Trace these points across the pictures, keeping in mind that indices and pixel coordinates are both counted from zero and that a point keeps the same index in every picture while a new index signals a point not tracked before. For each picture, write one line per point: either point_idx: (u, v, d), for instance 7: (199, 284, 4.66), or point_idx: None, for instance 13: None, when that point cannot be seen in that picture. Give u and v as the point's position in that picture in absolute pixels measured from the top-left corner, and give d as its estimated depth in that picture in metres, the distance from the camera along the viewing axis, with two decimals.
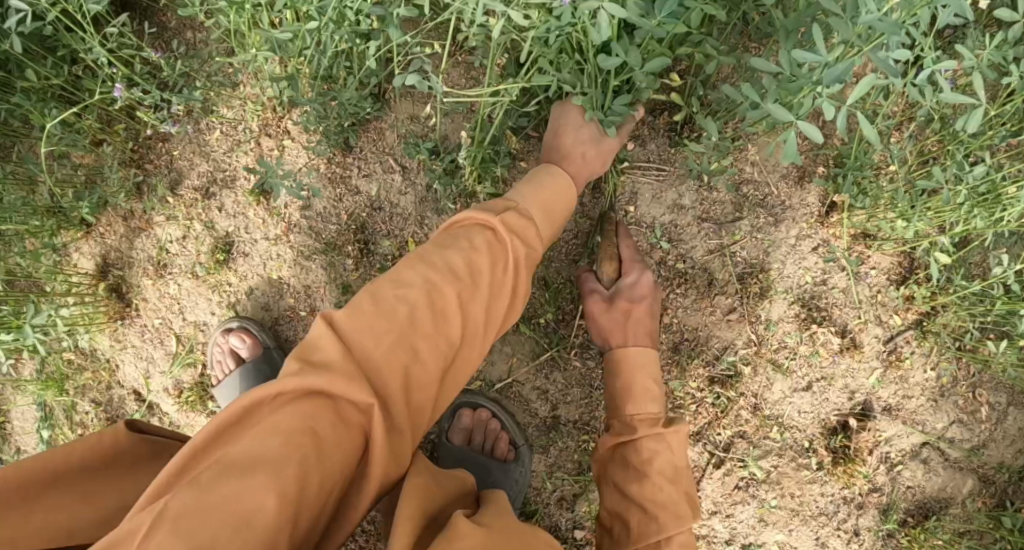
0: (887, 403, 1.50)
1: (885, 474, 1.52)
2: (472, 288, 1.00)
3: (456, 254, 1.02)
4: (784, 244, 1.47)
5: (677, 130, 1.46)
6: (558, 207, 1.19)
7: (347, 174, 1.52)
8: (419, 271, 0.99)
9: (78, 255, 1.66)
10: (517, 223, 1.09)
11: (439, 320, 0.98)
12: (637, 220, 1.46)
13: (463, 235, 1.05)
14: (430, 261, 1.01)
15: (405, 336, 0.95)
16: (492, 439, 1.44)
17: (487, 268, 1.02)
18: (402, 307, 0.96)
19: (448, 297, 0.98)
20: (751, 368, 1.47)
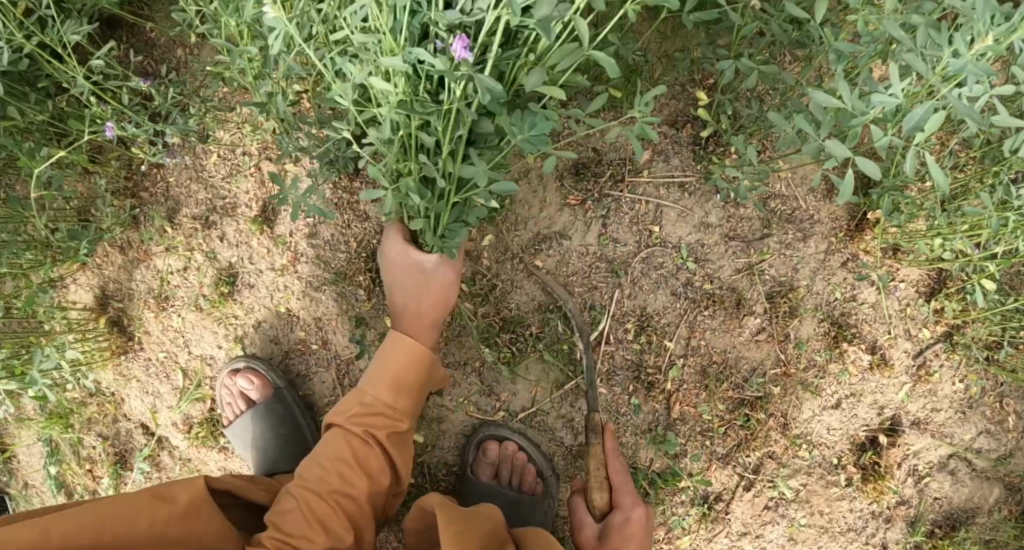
0: (916, 417, 1.48)
1: (912, 487, 1.50)
2: (351, 479, 1.14)
3: (316, 467, 1.15)
4: (812, 260, 1.42)
5: (701, 144, 1.40)
6: (410, 375, 1.22)
7: (356, 199, 1.44)
8: (293, 493, 1.13)
9: (75, 287, 1.62)
10: (368, 416, 1.20)
11: (316, 522, 1.10)
12: (662, 240, 1.39)
13: (319, 454, 1.17)
14: (303, 478, 1.14)
15: (305, 534, 1.08)
16: (519, 472, 1.39)
17: (356, 466, 1.16)
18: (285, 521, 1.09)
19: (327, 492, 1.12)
20: (780, 388, 1.44)
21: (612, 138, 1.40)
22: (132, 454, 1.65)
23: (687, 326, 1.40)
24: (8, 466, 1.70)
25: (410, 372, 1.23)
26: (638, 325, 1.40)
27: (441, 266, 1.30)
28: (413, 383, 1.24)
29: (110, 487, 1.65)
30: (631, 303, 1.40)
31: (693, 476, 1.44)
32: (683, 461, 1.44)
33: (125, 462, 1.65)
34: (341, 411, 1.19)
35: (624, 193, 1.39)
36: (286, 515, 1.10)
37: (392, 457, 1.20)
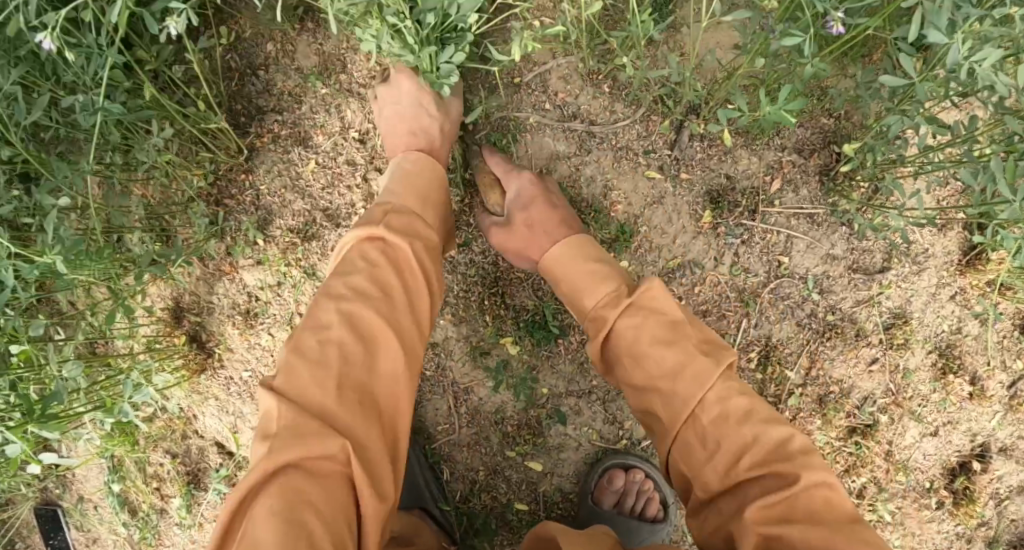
0: (1003, 444, 1.54)
1: (993, 509, 1.56)
2: (384, 299, 0.97)
3: (355, 274, 0.98)
4: (925, 293, 1.45)
5: (830, 174, 1.39)
6: (428, 189, 1.17)
7: (478, 217, 1.37)
8: (330, 306, 0.95)
9: (145, 298, 1.47)
10: (402, 222, 1.06)
11: (369, 363, 0.93)
12: (790, 271, 1.39)
13: (357, 256, 1.00)
14: (332, 289, 0.97)
15: (308, 399, 0.88)
16: (643, 501, 1.38)
17: (396, 281, 0.99)
18: (329, 352, 0.91)
19: (356, 333, 0.94)
20: (888, 417, 1.46)
21: (743, 164, 1.39)
22: (206, 474, 1.53)
23: (808, 356, 1.41)
24: (62, 478, 1.58)
25: (426, 189, 1.17)
26: (762, 354, 1.40)
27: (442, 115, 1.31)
28: (433, 204, 1.14)
29: (181, 508, 1.53)
30: (758, 332, 1.39)
31: None
32: None
33: (198, 481, 1.53)
34: (377, 218, 1.03)
35: (756, 223, 1.38)
36: (313, 350, 0.91)
37: (424, 275, 1.04)
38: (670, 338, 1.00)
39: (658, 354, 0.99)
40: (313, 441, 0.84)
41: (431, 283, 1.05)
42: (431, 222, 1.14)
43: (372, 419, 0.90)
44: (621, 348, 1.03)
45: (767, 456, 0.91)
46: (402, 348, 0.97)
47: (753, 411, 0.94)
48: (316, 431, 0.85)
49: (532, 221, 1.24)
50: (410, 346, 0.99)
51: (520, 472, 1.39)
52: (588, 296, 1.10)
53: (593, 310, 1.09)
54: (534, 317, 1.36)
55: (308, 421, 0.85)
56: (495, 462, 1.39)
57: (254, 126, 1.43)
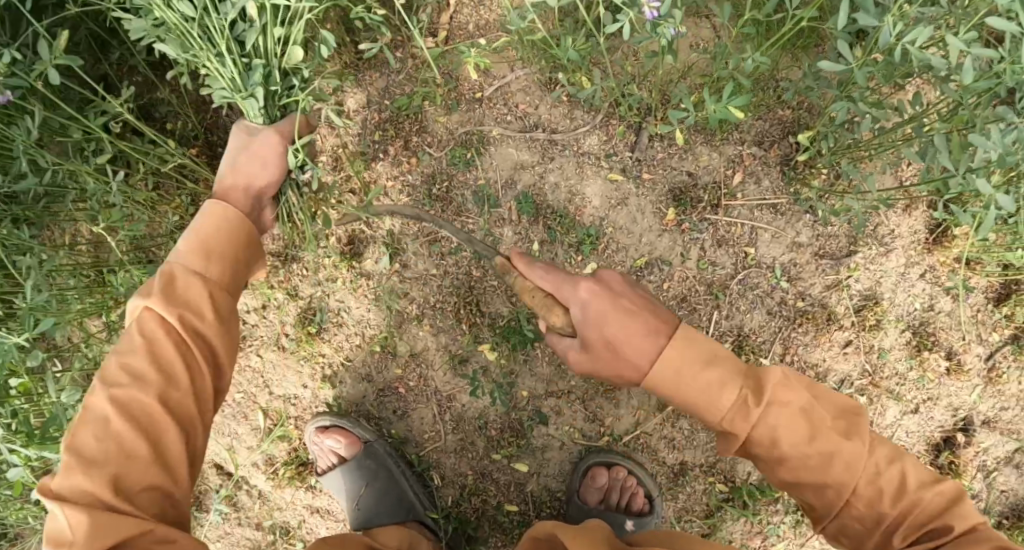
0: (986, 416, 1.56)
1: (981, 481, 1.58)
2: (162, 381, 0.97)
3: (138, 353, 0.98)
4: (894, 274, 1.47)
5: (791, 164, 1.43)
6: (231, 240, 1.09)
7: (450, 230, 1.41)
8: (104, 395, 0.96)
9: None
10: (187, 286, 1.03)
11: (150, 432, 0.96)
12: (757, 261, 1.42)
13: (132, 332, 1.00)
14: (109, 375, 0.97)
15: (94, 494, 0.90)
16: (628, 496, 1.41)
17: (177, 347, 0.99)
18: (109, 442, 0.94)
19: (139, 420, 0.95)
20: (866, 398, 1.49)
21: (705, 160, 1.42)
22: (205, 498, 1.53)
23: (782, 342, 1.44)
24: None
25: (235, 241, 1.10)
26: (735, 344, 1.43)
27: (269, 133, 1.20)
28: (229, 255, 1.08)
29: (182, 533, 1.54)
30: (729, 323, 1.42)
31: None
32: None
33: (198, 506, 1.54)
34: (152, 293, 1.00)
35: (721, 217, 1.41)
36: (100, 443, 0.94)
37: (206, 340, 1.02)
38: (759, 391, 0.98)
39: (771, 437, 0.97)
40: (109, 531, 0.88)
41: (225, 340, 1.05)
42: (229, 268, 1.08)
43: (162, 472, 0.95)
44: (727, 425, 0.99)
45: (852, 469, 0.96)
46: (190, 406, 1.00)
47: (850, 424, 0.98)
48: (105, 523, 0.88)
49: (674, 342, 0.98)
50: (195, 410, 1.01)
51: (507, 474, 1.44)
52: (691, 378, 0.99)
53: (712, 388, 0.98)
54: (510, 323, 1.40)
55: (99, 515, 0.88)
56: (483, 466, 1.43)
57: None
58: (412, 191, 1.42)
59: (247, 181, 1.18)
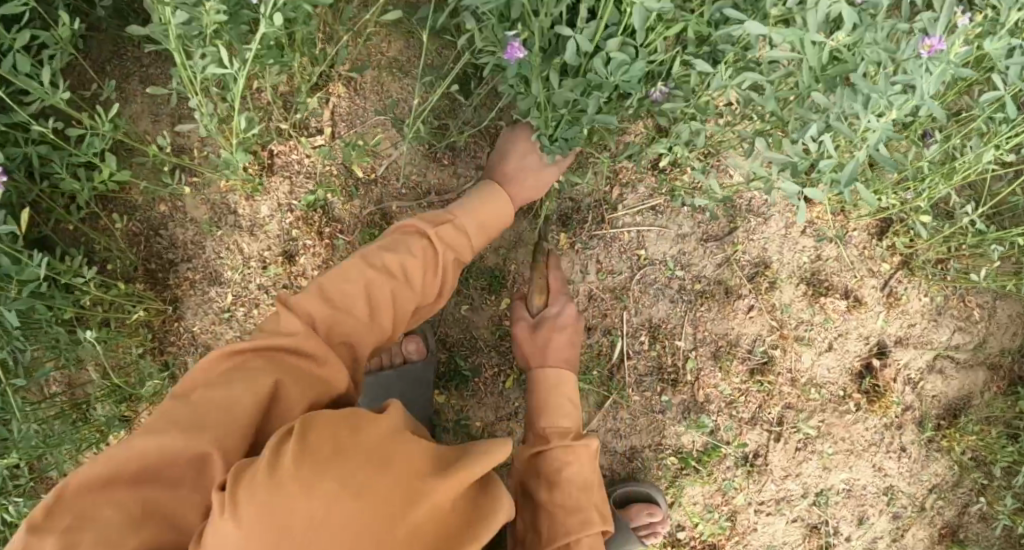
0: (897, 336, 1.72)
1: (911, 393, 1.74)
2: (405, 277, 1.20)
3: (394, 256, 1.21)
4: (777, 237, 1.63)
5: (660, 167, 1.60)
6: (491, 223, 1.34)
7: None
8: (365, 269, 1.18)
9: None
10: (451, 232, 1.27)
11: (372, 316, 1.16)
12: (651, 259, 1.60)
13: (403, 241, 1.23)
14: (374, 260, 1.19)
15: (338, 320, 1.14)
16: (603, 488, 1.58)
17: (421, 267, 1.21)
18: (347, 301, 1.15)
19: (382, 293, 1.17)
20: (780, 350, 1.66)
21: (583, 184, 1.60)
22: None
23: (692, 322, 1.62)
24: None
25: (490, 215, 1.34)
26: (650, 335, 1.61)
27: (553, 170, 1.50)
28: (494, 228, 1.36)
29: None
30: (640, 318, 1.61)
31: (732, 444, 1.67)
32: (718, 433, 1.66)
33: None
34: (433, 230, 1.24)
35: (609, 229, 1.59)
36: (360, 280, 1.17)
37: (442, 282, 1.26)
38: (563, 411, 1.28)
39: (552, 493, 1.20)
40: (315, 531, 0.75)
41: (445, 288, 1.26)
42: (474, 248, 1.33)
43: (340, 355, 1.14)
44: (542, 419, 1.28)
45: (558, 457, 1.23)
46: (367, 314, 1.16)
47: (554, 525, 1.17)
48: (306, 350, 1.07)
49: (553, 338, 1.37)
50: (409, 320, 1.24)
51: None
52: (546, 361, 1.33)
53: (549, 385, 1.30)
54: (447, 367, 1.59)
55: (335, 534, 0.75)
56: None
57: (172, 280, 1.69)
58: None
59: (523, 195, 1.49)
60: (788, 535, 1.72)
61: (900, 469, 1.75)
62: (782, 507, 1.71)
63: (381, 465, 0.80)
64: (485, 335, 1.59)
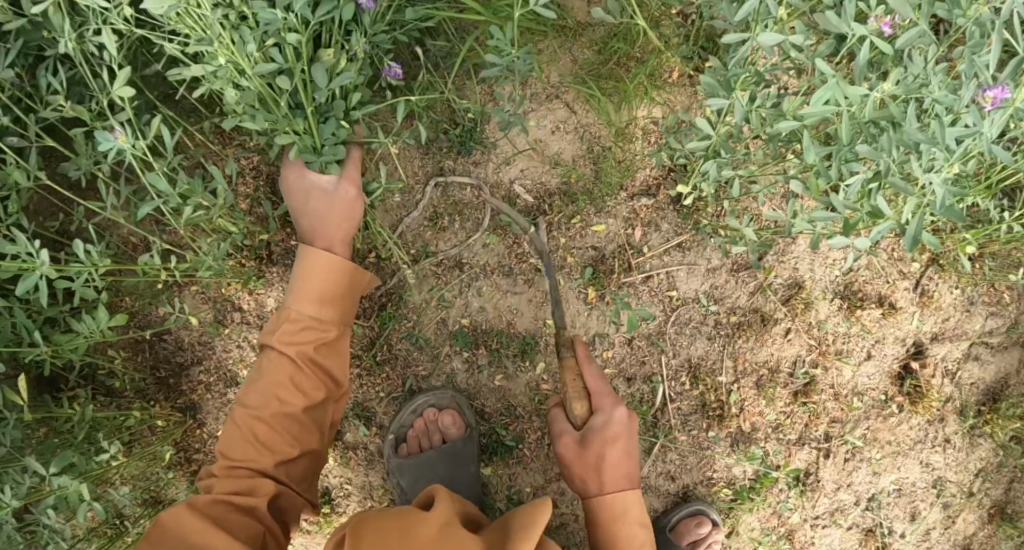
0: (932, 333, 1.69)
1: (950, 385, 1.72)
2: (284, 391, 1.24)
3: (262, 375, 1.25)
4: (806, 255, 1.58)
5: (680, 201, 1.52)
6: (338, 287, 1.31)
7: (406, 381, 1.52)
8: (263, 376, 1.25)
9: None
10: (297, 331, 1.28)
11: (284, 401, 1.24)
12: (683, 298, 1.54)
13: (262, 363, 1.27)
14: (267, 362, 1.26)
15: (252, 459, 1.22)
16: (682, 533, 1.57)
17: (285, 382, 1.25)
18: (262, 403, 1.24)
19: (265, 416, 1.23)
20: (821, 368, 1.63)
21: (605, 231, 1.51)
22: None
23: (730, 355, 1.57)
24: None
25: (331, 286, 1.31)
26: (691, 375, 1.57)
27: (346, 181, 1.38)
28: (339, 295, 1.32)
29: None
30: (678, 359, 1.56)
31: (783, 467, 1.64)
32: (768, 459, 1.63)
33: None
34: (278, 334, 1.27)
35: (637, 276, 1.52)
36: (255, 406, 1.23)
37: (326, 367, 1.30)
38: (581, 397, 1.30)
39: None
40: None
41: (324, 376, 1.29)
42: (337, 318, 1.32)
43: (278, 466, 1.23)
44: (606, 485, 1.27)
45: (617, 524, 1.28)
46: (284, 415, 1.24)
47: None
48: (236, 489, 1.19)
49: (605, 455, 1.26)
50: (313, 419, 1.28)
51: None
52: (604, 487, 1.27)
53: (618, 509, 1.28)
54: (489, 438, 1.53)
55: None
56: None
57: (185, 385, 1.67)
58: (356, 363, 1.51)
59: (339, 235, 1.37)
60: (846, 542, 1.71)
61: (947, 461, 1.73)
62: (838, 517, 1.70)
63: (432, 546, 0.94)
64: (523, 401, 1.52)
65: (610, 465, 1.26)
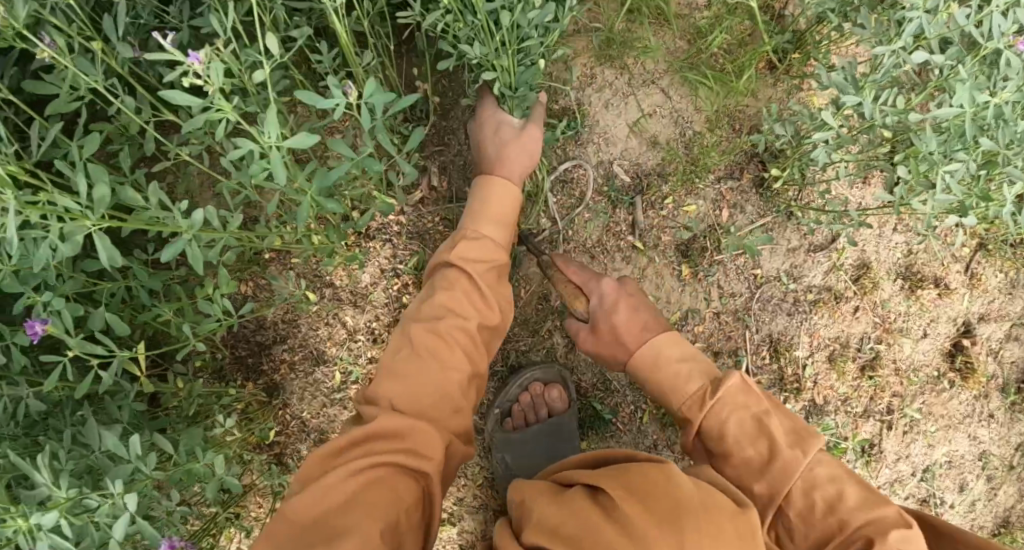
0: (980, 314, 1.80)
1: (995, 363, 1.83)
2: (460, 308, 1.21)
3: (439, 294, 1.21)
4: (873, 237, 1.70)
5: (764, 184, 1.61)
6: (507, 211, 1.32)
7: (506, 356, 1.57)
8: (439, 291, 1.22)
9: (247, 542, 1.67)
10: (471, 249, 1.26)
11: (459, 312, 1.20)
12: (765, 276, 1.64)
13: (438, 281, 1.24)
14: (444, 271, 1.25)
15: (428, 378, 1.13)
16: None
17: (459, 300, 1.21)
18: (439, 317, 1.19)
19: (441, 332, 1.17)
20: (885, 344, 1.73)
21: (695, 211, 1.60)
22: None
23: (807, 331, 1.67)
24: None
25: (506, 213, 1.31)
26: (770, 350, 1.66)
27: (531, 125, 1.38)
28: (505, 217, 1.31)
29: None
30: (760, 335, 1.65)
31: (851, 438, 1.74)
32: (836, 430, 1.72)
33: None
34: (455, 252, 1.25)
35: (726, 255, 1.61)
36: (430, 314, 1.20)
37: (496, 294, 1.27)
38: (577, 295, 1.37)
39: (721, 432, 1.14)
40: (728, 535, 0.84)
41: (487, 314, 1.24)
42: (504, 244, 1.31)
43: (460, 390, 1.16)
44: (673, 399, 1.21)
45: (667, 386, 1.22)
46: (449, 337, 1.18)
47: (768, 427, 1.12)
48: (405, 421, 1.08)
49: (618, 306, 1.30)
50: (483, 342, 1.23)
51: None
52: (634, 346, 1.27)
53: (650, 359, 1.24)
54: (586, 412, 1.59)
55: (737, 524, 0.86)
56: None
57: (269, 364, 1.66)
58: None
59: (510, 170, 1.35)
60: None
61: (991, 435, 1.84)
62: (896, 488, 1.80)
63: (680, 520, 0.83)
64: (619, 375, 1.58)
65: (667, 363, 1.23)
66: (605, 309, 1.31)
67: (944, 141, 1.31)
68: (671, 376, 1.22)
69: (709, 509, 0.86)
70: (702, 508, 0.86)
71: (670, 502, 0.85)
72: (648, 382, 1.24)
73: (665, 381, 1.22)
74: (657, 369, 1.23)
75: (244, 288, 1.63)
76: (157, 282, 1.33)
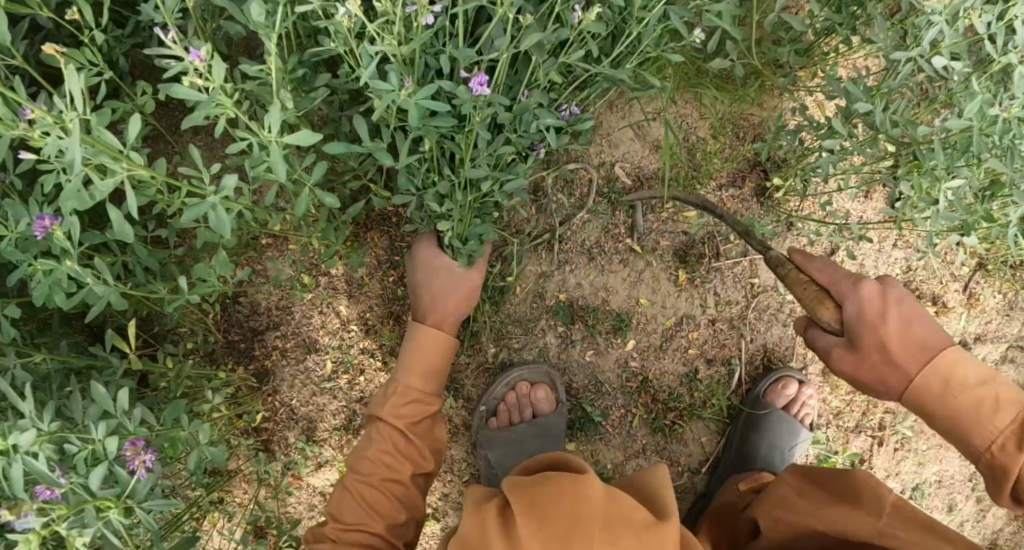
0: (976, 334, 1.79)
1: None
2: (393, 459, 1.30)
3: (369, 446, 1.30)
4: (871, 252, 1.69)
5: (765, 192, 1.60)
6: (436, 363, 1.37)
7: (499, 353, 1.56)
8: (371, 443, 1.31)
9: (229, 527, 1.65)
10: (404, 407, 1.33)
11: (392, 464, 1.30)
12: (763, 285, 1.63)
13: (369, 433, 1.32)
14: (375, 423, 1.32)
15: (364, 524, 1.25)
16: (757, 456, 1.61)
17: (388, 457, 1.30)
18: (372, 466, 1.29)
19: (376, 485, 1.28)
20: None
21: (695, 216, 1.59)
22: None
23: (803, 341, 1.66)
24: None
25: (437, 363, 1.38)
26: (764, 360, 1.64)
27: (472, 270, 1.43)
28: (435, 369, 1.38)
29: None
30: (756, 344, 1.64)
31: (841, 453, 1.73)
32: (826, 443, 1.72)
33: None
34: (382, 411, 1.32)
35: (724, 261, 1.60)
36: (369, 470, 1.29)
37: (430, 437, 1.36)
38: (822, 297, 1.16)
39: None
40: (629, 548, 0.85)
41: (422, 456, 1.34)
42: (437, 391, 1.38)
43: (391, 526, 1.28)
44: (957, 400, 1.08)
45: (958, 407, 1.07)
46: (382, 484, 1.28)
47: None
48: None
49: (889, 309, 1.09)
50: (416, 485, 1.33)
51: None
52: (921, 360, 1.09)
53: (937, 351, 1.09)
54: (575, 414, 1.59)
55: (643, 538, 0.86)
56: None
57: (260, 350, 1.65)
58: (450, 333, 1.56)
59: (445, 317, 1.41)
60: None
61: None
62: None
63: (568, 538, 0.84)
64: (610, 378, 1.58)
65: (926, 367, 1.09)
66: (858, 314, 1.10)
67: (949, 156, 1.30)
68: (942, 373, 1.08)
69: (616, 523, 0.86)
70: (608, 521, 0.86)
71: (572, 513, 0.87)
72: (927, 399, 1.09)
73: (957, 379, 1.08)
74: (950, 393, 1.08)
75: (240, 272, 1.62)
76: (153, 260, 1.33)
